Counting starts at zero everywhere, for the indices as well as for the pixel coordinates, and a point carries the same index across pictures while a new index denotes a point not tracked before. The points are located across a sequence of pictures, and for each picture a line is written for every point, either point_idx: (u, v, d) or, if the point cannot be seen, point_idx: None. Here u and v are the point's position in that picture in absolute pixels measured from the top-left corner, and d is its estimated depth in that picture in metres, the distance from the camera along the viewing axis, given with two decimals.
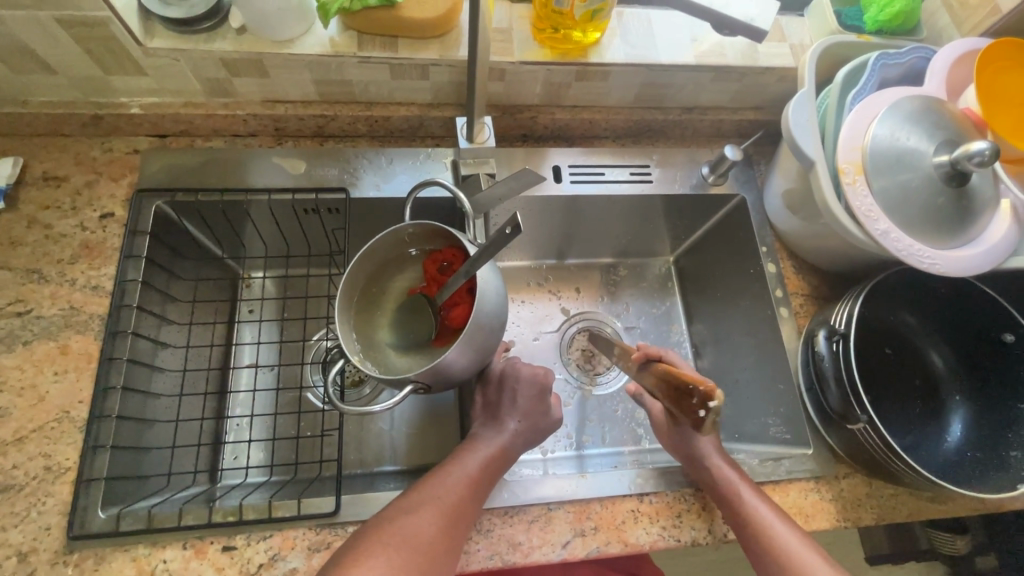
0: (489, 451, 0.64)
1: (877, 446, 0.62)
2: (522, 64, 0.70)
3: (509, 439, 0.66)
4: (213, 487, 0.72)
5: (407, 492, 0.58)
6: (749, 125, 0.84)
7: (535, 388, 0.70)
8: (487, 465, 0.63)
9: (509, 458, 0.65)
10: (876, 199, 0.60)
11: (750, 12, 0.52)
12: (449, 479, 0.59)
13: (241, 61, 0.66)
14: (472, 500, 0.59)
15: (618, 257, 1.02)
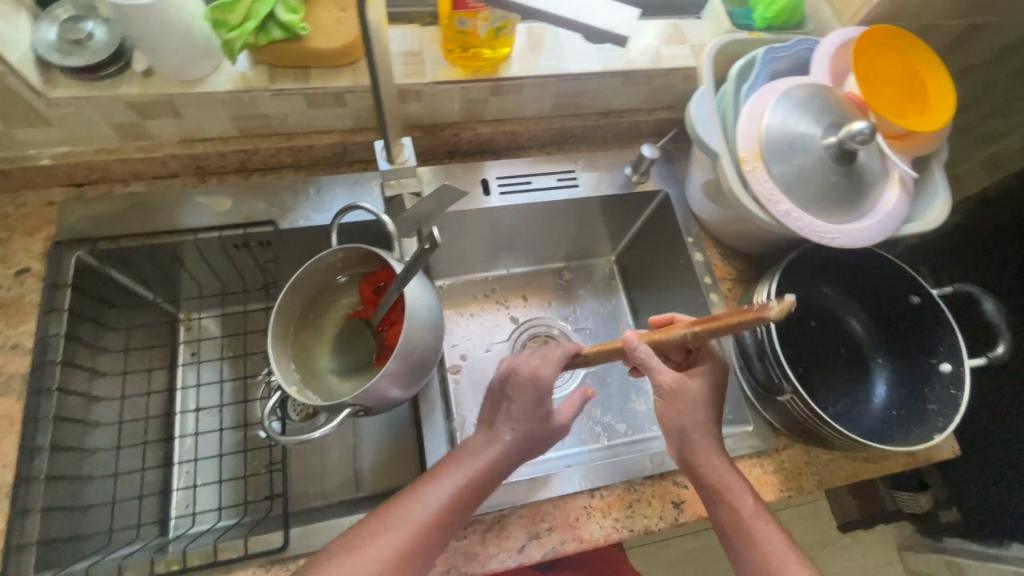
0: (477, 467, 0.59)
1: (806, 415, 0.65)
2: (436, 84, 0.72)
3: (500, 452, 0.60)
4: (159, 539, 0.70)
5: (372, 515, 0.56)
6: (664, 123, 0.88)
7: (534, 398, 0.61)
8: (466, 488, 0.58)
9: (498, 474, 0.60)
10: (775, 183, 0.64)
11: (612, 17, 0.41)
12: (414, 509, 0.56)
13: (151, 104, 0.66)
14: (441, 528, 0.56)
15: (565, 261, 1.05)
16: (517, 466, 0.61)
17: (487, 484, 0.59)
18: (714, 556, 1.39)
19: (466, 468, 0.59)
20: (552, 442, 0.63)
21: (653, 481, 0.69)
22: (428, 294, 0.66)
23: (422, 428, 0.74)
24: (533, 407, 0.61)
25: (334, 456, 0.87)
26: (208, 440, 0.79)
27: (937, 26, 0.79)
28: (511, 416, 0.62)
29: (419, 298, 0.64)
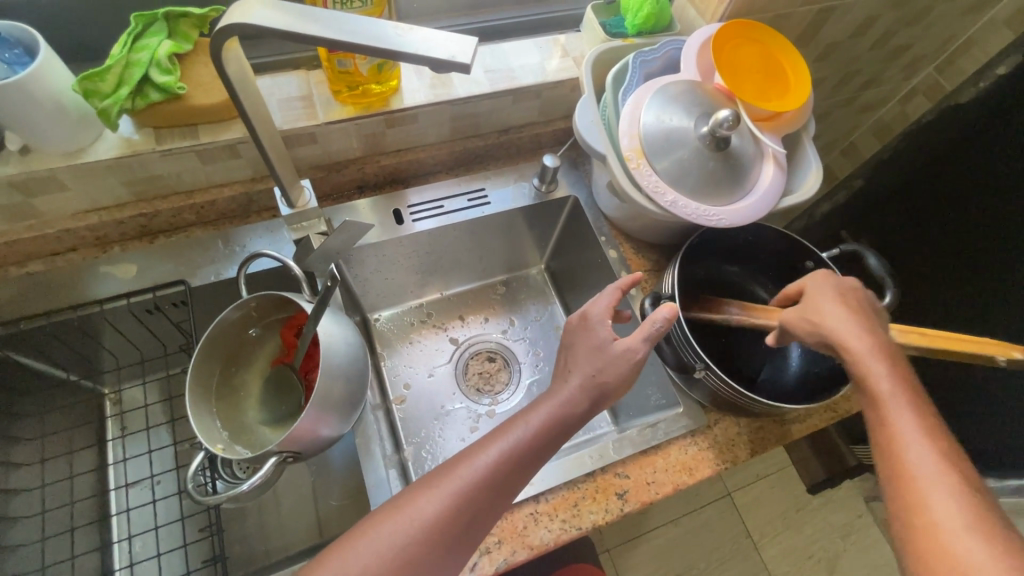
0: (543, 418, 0.58)
1: (726, 388, 0.68)
2: (329, 124, 0.74)
3: (568, 397, 0.59)
4: None
5: (438, 465, 0.56)
6: (563, 133, 0.93)
7: (590, 330, 0.62)
8: (528, 446, 0.57)
9: (561, 430, 0.59)
10: (660, 176, 0.68)
11: (453, 44, 0.43)
12: (475, 462, 0.55)
13: (34, 181, 0.65)
14: (500, 485, 0.55)
15: (506, 273, 1.08)
16: (586, 415, 0.60)
17: (553, 439, 0.58)
18: (694, 539, 1.42)
19: (532, 422, 0.58)
20: (619, 382, 0.60)
21: (593, 476, 0.70)
22: (344, 330, 0.67)
23: (362, 466, 0.73)
24: (598, 335, 0.61)
25: (285, 507, 0.85)
26: (144, 513, 0.76)
27: (790, 15, 0.85)
28: (573, 363, 0.61)
29: (335, 334, 0.65)
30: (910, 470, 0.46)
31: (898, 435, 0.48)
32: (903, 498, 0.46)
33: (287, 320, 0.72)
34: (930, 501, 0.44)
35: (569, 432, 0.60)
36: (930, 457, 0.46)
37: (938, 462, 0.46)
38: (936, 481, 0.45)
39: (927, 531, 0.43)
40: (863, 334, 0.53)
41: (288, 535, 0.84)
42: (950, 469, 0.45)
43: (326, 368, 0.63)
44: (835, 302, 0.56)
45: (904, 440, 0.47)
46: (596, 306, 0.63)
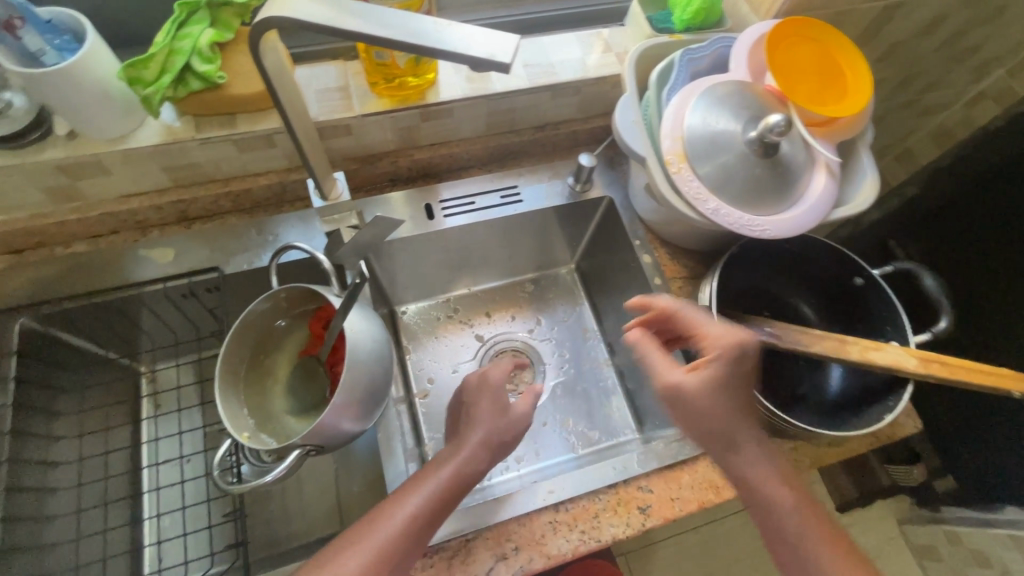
0: (434, 479, 0.59)
1: (759, 407, 0.65)
2: (364, 116, 0.73)
3: (470, 450, 0.63)
4: None
5: (356, 521, 0.56)
6: (602, 130, 0.90)
7: (480, 395, 0.68)
8: (430, 502, 0.58)
9: (472, 476, 0.62)
10: (702, 182, 0.65)
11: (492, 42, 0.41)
12: (399, 513, 0.56)
13: (79, 165, 0.66)
14: (423, 534, 0.56)
15: (536, 271, 1.06)
16: (485, 470, 0.63)
17: (453, 497, 0.60)
18: (715, 550, 1.38)
19: (442, 477, 0.60)
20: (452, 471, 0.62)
21: (616, 488, 0.69)
22: (370, 325, 0.66)
23: (383, 461, 0.73)
24: (484, 400, 0.67)
25: (308, 493, 0.86)
26: (174, 492, 0.78)
27: (850, 11, 0.80)
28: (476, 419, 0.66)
29: (361, 329, 0.65)
30: (771, 491, 0.58)
31: (761, 467, 0.59)
32: (767, 512, 0.58)
33: (316, 312, 0.72)
34: (788, 510, 0.57)
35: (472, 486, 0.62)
36: (773, 479, 0.58)
37: (776, 482, 0.58)
38: (791, 496, 0.58)
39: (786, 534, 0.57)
40: (716, 386, 0.59)
41: (309, 521, 0.85)
42: (781, 484, 0.58)
43: (351, 364, 0.62)
44: (658, 351, 0.63)
45: (761, 469, 0.59)
46: (493, 371, 0.70)
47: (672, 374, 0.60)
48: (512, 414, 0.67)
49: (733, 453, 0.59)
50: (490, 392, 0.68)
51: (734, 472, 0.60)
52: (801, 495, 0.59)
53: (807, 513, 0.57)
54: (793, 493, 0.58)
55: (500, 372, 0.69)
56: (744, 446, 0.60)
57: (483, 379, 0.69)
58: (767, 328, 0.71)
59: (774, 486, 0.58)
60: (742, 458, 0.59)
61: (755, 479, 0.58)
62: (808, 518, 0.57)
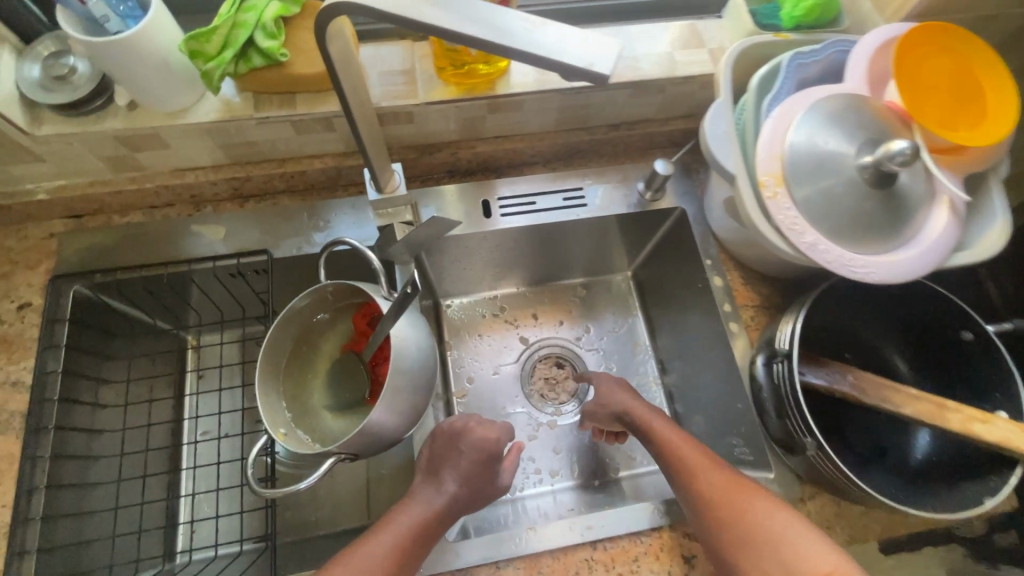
0: (411, 519, 0.59)
1: (833, 471, 0.58)
2: (428, 104, 0.68)
3: (443, 503, 0.62)
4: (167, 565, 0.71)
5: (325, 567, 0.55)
6: (682, 134, 0.81)
7: (456, 447, 0.64)
8: (418, 531, 0.59)
9: (443, 520, 0.61)
10: (800, 210, 0.57)
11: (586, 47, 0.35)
12: (370, 556, 0.55)
13: (137, 137, 0.65)
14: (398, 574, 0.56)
15: (586, 277, 1.00)
16: (462, 514, 0.63)
17: (428, 536, 0.60)
18: None
19: (413, 517, 0.60)
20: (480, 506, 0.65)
21: (662, 532, 0.64)
22: (416, 332, 0.62)
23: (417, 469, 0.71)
24: (466, 457, 0.64)
25: (339, 482, 0.86)
26: (211, 473, 0.78)
27: (996, 17, 0.69)
28: (456, 469, 0.63)
29: (408, 336, 0.61)
30: (715, 498, 0.59)
31: (689, 474, 0.62)
32: (716, 525, 0.58)
33: (361, 307, 0.69)
34: (748, 512, 0.57)
35: (443, 527, 0.62)
36: (726, 484, 0.60)
37: (731, 488, 0.59)
38: (747, 499, 0.58)
39: (751, 540, 0.56)
40: (650, 418, 0.70)
41: (337, 509, 0.84)
42: (734, 485, 0.60)
43: (395, 372, 0.59)
44: (627, 395, 0.74)
45: (704, 474, 0.61)
46: (472, 432, 0.65)
47: (608, 407, 0.74)
48: (491, 472, 0.65)
49: (676, 464, 0.64)
50: (485, 454, 0.64)
51: (676, 484, 0.63)
52: (764, 498, 0.58)
53: (778, 513, 0.57)
54: (754, 493, 0.59)
55: (487, 438, 0.65)
56: (676, 454, 0.65)
57: (460, 435, 0.65)
58: (848, 378, 0.64)
59: (688, 451, 0.64)
60: (676, 468, 0.64)
61: (691, 489, 0.61)
62: (782, 518, 0.56)
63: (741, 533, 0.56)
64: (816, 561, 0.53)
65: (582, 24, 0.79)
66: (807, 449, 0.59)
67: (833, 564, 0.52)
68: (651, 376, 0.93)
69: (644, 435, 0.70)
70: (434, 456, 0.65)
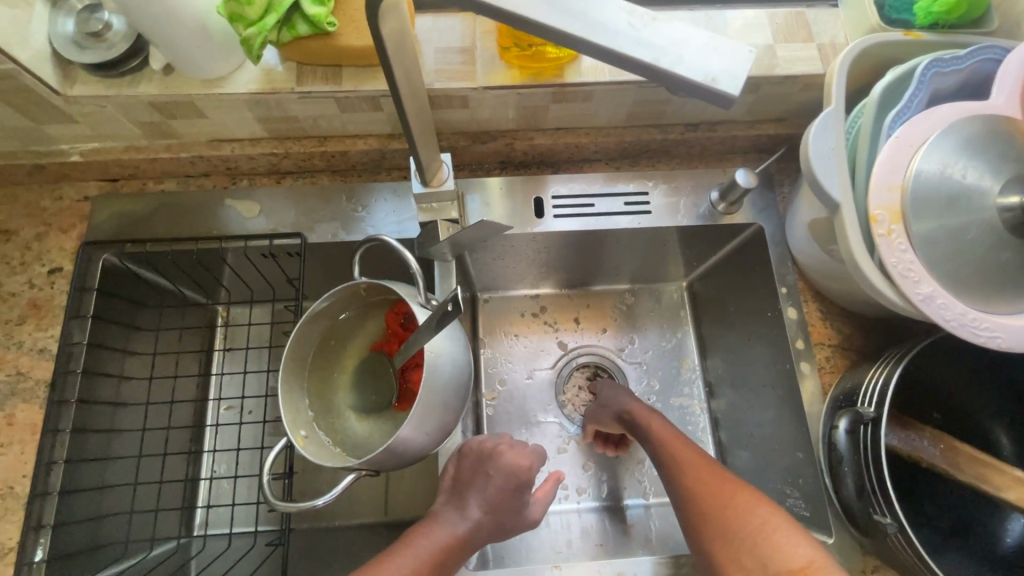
0: (431, 546, 0.55)
1: (908, 557, 0.51)
2: (486, 89, 0.61)
3: (466, 531, 0.57)
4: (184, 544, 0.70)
5: None
6: (769, 140, 0.72)
7: (484, 471, 0.59)
8: (438, 560, 0.55)
9: (462, 548, 0.57)
10: (919, 254, 0.48)
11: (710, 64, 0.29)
12: None
13: (174, 104, 0.60)
14: None
15: (631, 283, 0.87)
16: (484, 543, 0.59)
17: (447, 565, 0.55)
18: None
19: (434, 543, 0.55)
20: (505, 536, 0.61)
21: None
22: (453, 346, 0.57)
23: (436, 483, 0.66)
24: (494, 484, 0.59)
25: None
26: (232, 458, 0.76)
27: None
28: (483, 495, 0.59)
29: (443, 351, 0.55)
30: (698, 491, 0.56)
31: (679, 469, 0.60)
32: (698, 521, 0.55)
33: (394, 305, 0.64)
34: (728, 504, 0.53)
35: (462, 556, 0.58)
36: (711, 478, 0.56)
37: (716, 482, 0.56)
38: (730, 491, 0.54)
39: (727, 533, 0.52)
40: (643, 414, 0.68)
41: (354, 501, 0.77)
42: (720, 478, 0.56)
43: (427, 390, 0.53)
44: (626, 396, 0.71)
45: (692, 468, 0.59)
46: (503, 456, 0.60)
47: (608, 406, 0.71)
48: (517, 503, 0.60)
49: (668, 462, 0.62)
50: (515, 483, 0.59)
51: (667, 480, 0.61)
52: (750, 493, 0.54)
53: (763, 508, 0.52)
54: (741, 487, 0.55)
55: (519, 466, 0.60)
56: (669, 451, 0.62)
57: (490, 458, 0.60)
58: (939, 447, 0.56)
59: (673, 449, 0.62)
60: (668, 465, 0.61)
61: (678, 483, 0.59)
62: (766, 513, 0.51)
63: (720, 525, 0.53)
64: (790, 556, 0.47)
65: (661, 10, 0.64)
66: (882, 530, 0.51)
67: (809, 560, 0.47)
68: (697, 400, 0.82)
69: (641, 432, 0.67)
70: (461, 478, 0.60)
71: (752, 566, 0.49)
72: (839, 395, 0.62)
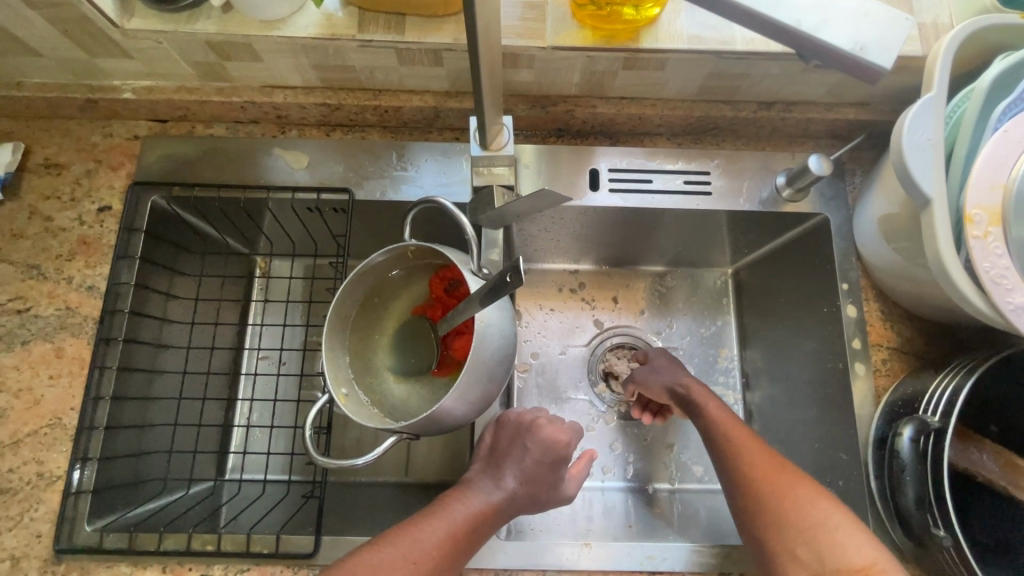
0: (467, 512, 0.55)
1: (956, 570, 0.50)
2: (555, 51, 0.57)
3: (502, 500, 0.57)
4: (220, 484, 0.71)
5: (375, 541, 0.51)
6: (845, 125, 0.68)
7: (521, 443, 0.60)
8: (472, 526, 0.55)
9: (497, 517, 0.57)
10: (1015, 261, 0.45)
11: (858, 33, 0.31)
12: (421, 542, 0.51)
13: (230, 44, 0.58)
14: (447, 566, 0.52)
15: (668, 265, 0.84)
16: (519, 513, 0.59)
17: (481, 532, 0.55)
18: None
19: (470, 508, 0.56)
20: (542, 508, 0.61)
21: None
22: (502, 317, 0.55)
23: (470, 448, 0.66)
24: (531, 456, 0.59)
25: None
26: (267, 407, 0.76)
27: None
28: (519, 466, 0.59)
29: (492, 321, 0.54)
30: (756, 476, 0.55)
31: (736, 453, 0.58)
32: (752, 507, 0.53)
33: (441, 269, 0.62)
34: (787, 494, 0.52)
35: (497, 524, 0.58)
36: (772, 466, 0.55)
37: (777, 471, 0.54)
38: (790, 480, 0.53)
39: (783, 520, 0.50)
40: (699, 394, 0.66)
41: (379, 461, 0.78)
42: (780, 467, 0.55)
43: (474, 359, 0.53)
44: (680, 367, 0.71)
45: (749, 454, 0.57)
46: (541, 429, 0.60)
47: (662, 376, 0.70)
48: (554, 477, 0.59)
49: (722, 448, 0.60)
50: (553, 455, 0.59)
51: (720, 464, 0.59)
52: (809, 485, 0.52)
53: (825, 504, 0.50)
54: (800, 479, 0.53)
55: (557, 439, 0.59)
56: (725, 435, 0.61)
57: (529, 430, 0.60)
58: (998, 461, 0.54)
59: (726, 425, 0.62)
60: (725, 453, 0.59)
61: (733, 468, 0.57)
62: (828, 508, 0.50)
63: (775, 514, 0.51)
64: (852, 554, 0.46)
65: None
66: (936, 542, 0.51)
67: (872, 561, 0.46)
68: (732, 390, 0.79)
69: (695, 412, 0.66)
70: (498, 447, 0.61)
71: (809, 561, 0.48)
72: (896, 399, 0.60)
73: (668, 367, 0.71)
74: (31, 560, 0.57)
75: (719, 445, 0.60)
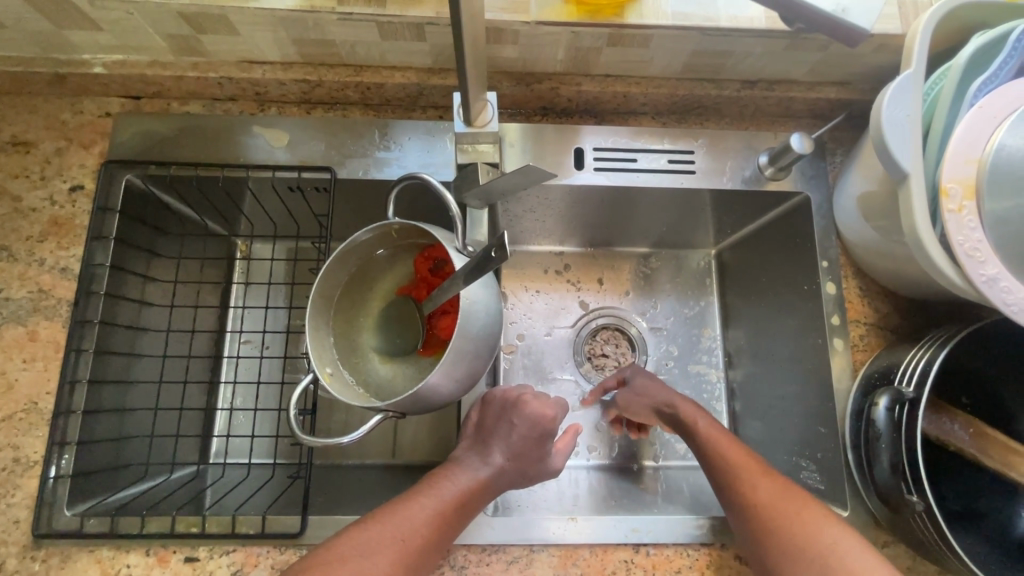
0: (455, 488, 0.56)
1: (928, 532, 0.52)
2: (539, 25, 0.57)
3: (491, 476, 0.57)
4: (203, 469, 0.70)
5: (365, 518, 0.52)
6: (828, 103, 0.68)
7: (508, 419, 0.60)
8: (458, 501, 0.55)
9: (485, 493, 0.57)
10: (988, 234, 0.46)
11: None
12: (410, 518, 0.52)
13: (206, 17, 0.57)
14: (437, 543, 0.52)
15: (653, 246, 0.84)
16: (508, 488, 0.60)
17: (470, 508, 0.56)
18: None
19: (457, 485, 0.56)
20: (532, 484, 0.62)
21: (709, 548, 0.62)
22: (487, 295, 0.55)
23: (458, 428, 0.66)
24: (518, 431, 0.59)
25: None
26: (250, 391, 0.75)
27: None
28: (507, 442, 0.59)
29: (477, 299, 0.54)
30: (758, 500, 0.54)
31: (735, 476, 0.57)
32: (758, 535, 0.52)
33: (426, 249, 0.62)
34: (795, 518, 0.51)
35: (486, 501, 0.58)
36: (773, 486, 0.54)
37: (779, 492, 0.54)
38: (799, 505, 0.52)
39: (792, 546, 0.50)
40: (688, 409, 0.65)
41: None
42: (783, 489, 0.54)
43: (459, 336, 0.52)
44: (668, 388, 0.68)
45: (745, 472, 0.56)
46: (526, 408, 0.60)
47: (648, 399, 0.68)
48: (540, 452, 0.60)
49: (720, 472, 0.58)
50: (539, 430, 0.59)
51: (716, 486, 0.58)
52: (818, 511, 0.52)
53: (835, 529, 0.50)
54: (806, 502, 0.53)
55: (543, 415, 0.59)
56: (720, 454, 0.59)
57: (516, 406, 0.60)
58: (968, 430, 0.55)
59: (717, 440, 0.61)
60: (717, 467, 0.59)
61: (732, 490, 0.56)
62: (839, 534, 0.49)
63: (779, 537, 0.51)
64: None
65: None
66: (908, 506, 0.52)
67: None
68: (715, 368, 0.80)
69: (688, 435, 0.63)
70: (484, 427, 0.61)
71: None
72: (872, 372, 0.61)
73: (645, 392, 0.68)
74: (9, 546, 0.56)
75: (714, 469, 0.59)
